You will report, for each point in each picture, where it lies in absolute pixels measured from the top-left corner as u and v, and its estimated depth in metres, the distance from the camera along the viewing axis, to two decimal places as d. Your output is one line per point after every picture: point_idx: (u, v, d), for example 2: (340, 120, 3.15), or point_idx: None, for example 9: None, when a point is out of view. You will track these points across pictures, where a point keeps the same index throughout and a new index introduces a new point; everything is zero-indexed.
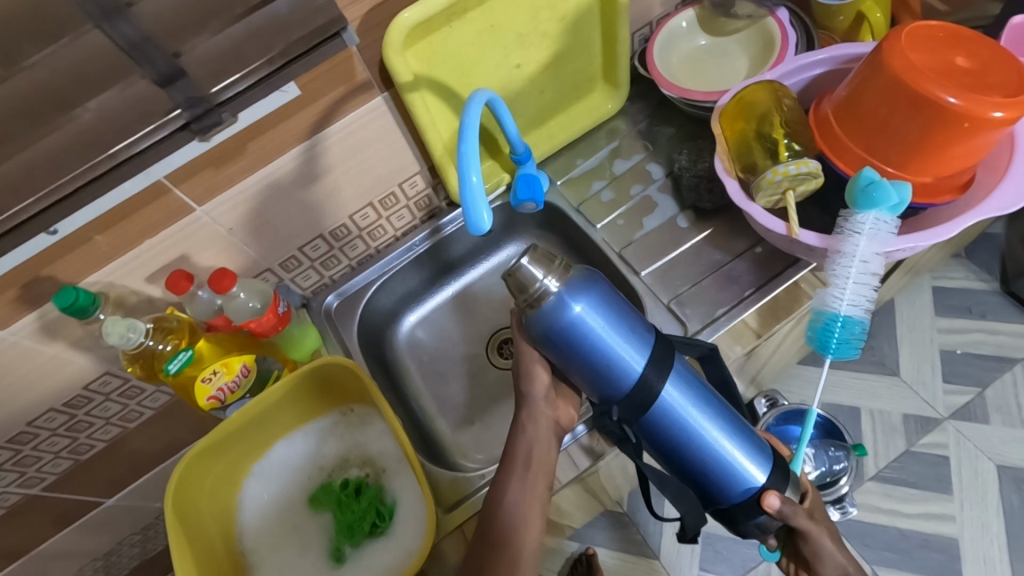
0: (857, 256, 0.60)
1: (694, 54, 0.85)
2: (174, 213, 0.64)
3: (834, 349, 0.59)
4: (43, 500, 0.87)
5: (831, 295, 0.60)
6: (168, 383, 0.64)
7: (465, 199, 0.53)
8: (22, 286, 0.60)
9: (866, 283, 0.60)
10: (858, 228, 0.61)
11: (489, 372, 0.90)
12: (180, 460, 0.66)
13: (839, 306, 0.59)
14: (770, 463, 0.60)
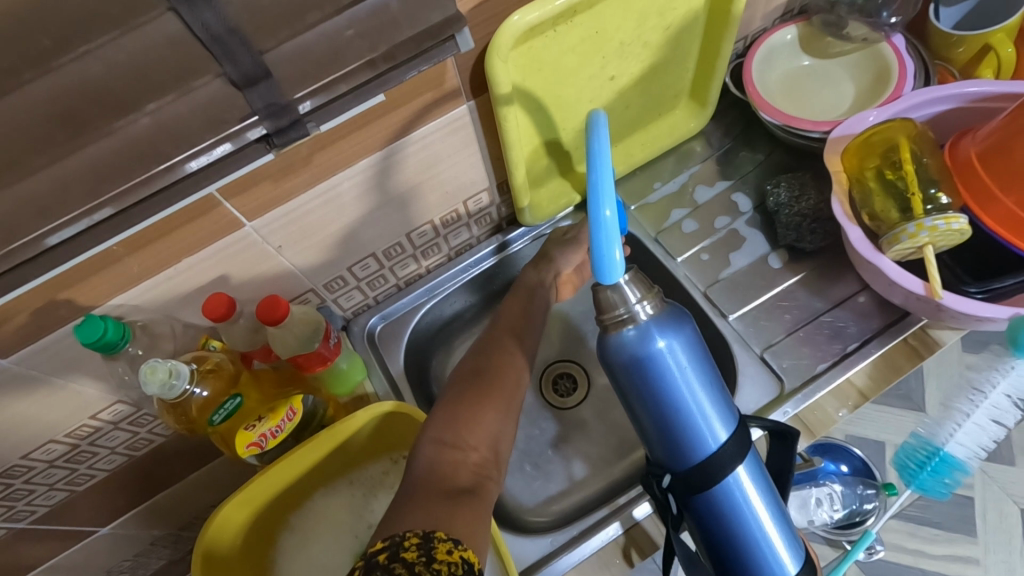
0: (980, 410, 0.74)
1: (794, 75, 0.77)
2: (222, 229, 0.54)
3: (919, 483, 0.80)
4: (29, 534, 0.76)
5: (944, 432, 0.78)
6: (211, 435, 0.55)
7: (596, 237, 0.44)
8: (34, 311, 0.49)
9: (987, 428, 0.75)
10: (1005, 370, 0.72)
11: (543, 410, 0.82)
12: (221, 503, 0.58)
13: (947, 443, 0.77)
14: (804, 559, 0.55)
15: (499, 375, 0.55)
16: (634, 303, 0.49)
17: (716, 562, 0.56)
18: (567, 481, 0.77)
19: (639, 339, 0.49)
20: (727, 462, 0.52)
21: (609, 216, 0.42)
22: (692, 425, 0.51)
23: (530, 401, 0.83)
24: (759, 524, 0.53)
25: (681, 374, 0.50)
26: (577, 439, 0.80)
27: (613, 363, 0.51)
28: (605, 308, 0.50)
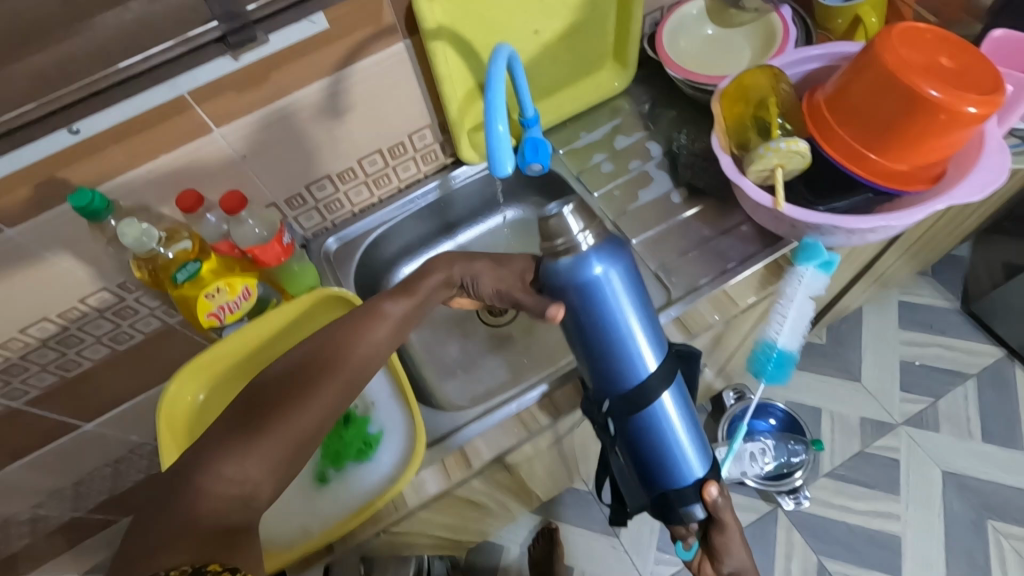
0: (797, 305, 0.73)
1: (702, 42, 0.90)
2: (194, 130, 0.66)
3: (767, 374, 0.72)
4: (22, 414, 0.88)
5: (772, 327, 0.73)
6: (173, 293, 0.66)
7: (492, 147, 0.61)
8: (36, 184, 0.61)
9: (800, 321, 0.73)
10: (798, 276, 0.74)
11: (477, 328, 0.94)
12: (179, 370, 0.68)
13: (777, 336, 0.72)
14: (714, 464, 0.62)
15: (355, 349, 0.52)
16: (578, 233, 0.55)
17: (638, 479, 0.63)
18: (491, 386, 0.88)
19: (573, 266, 0.55)
20: (650, 381, 0.58)
21: (500, 129, 0.61)
22: (624, 347, 0.57)
23: (467, 320, 0.95)
24: (677, 436, 0.59)
25: (616, 296, 0.56)
26: (504, 352, 0.92)
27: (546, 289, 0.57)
28: (550, 233, 0.55)
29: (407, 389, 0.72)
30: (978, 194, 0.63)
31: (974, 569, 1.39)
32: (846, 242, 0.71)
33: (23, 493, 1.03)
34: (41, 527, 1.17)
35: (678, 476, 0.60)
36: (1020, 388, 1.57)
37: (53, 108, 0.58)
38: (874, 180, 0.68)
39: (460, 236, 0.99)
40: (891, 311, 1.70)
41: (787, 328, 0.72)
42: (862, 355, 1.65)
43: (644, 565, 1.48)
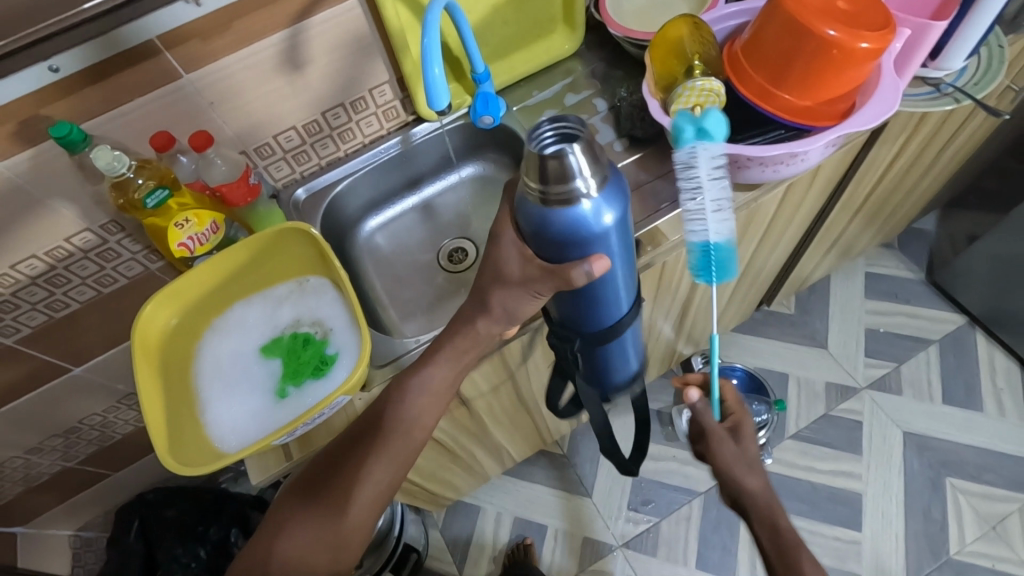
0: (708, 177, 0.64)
1: (643, 4, 0.96)
2: (164, 76, 0.73)
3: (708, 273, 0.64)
4: (14, 352, 0.95)
5: (695, 226, 0.65)
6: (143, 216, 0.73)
7: (429, 85, 0.68)
8: (21, 121, 0.68)
9: (722, 209, 0.64)
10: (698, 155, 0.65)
11: (438, 274, 1.01)
12: (151, 296, 0.74)
13: (700, 234, 0.64)
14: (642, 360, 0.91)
15: (399, 420, 0.68)
16: (578, 178, 0.57)
17: (592, 379, 0.88)
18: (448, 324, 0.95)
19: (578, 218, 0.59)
20: (623, 320, 0.76)
21: (437, 71, 0.67)
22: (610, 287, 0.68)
23: (429, 268, 1.02)
24: (628, 351, 0.83)
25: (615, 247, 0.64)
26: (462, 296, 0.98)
27: (538, 240, 0.61)
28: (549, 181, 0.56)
29: (359, 317, 0.77)
30: (872, 122, 0.71)
31: (930, 523, 1.45)
32: (763, 174, 0.79)
33: (17, 436, 1.10)
34: (35, 475, 1.24)
35: (620, 373, 0.90)
36: (981, 354, 1.63)
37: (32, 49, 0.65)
38: (783, 115, 0.75)
39: (424, 191, 1.07)
40: (858, 282, 1.76)
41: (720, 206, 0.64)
42: (829, 324, 1.71)
43: (614, 524, 1.53)
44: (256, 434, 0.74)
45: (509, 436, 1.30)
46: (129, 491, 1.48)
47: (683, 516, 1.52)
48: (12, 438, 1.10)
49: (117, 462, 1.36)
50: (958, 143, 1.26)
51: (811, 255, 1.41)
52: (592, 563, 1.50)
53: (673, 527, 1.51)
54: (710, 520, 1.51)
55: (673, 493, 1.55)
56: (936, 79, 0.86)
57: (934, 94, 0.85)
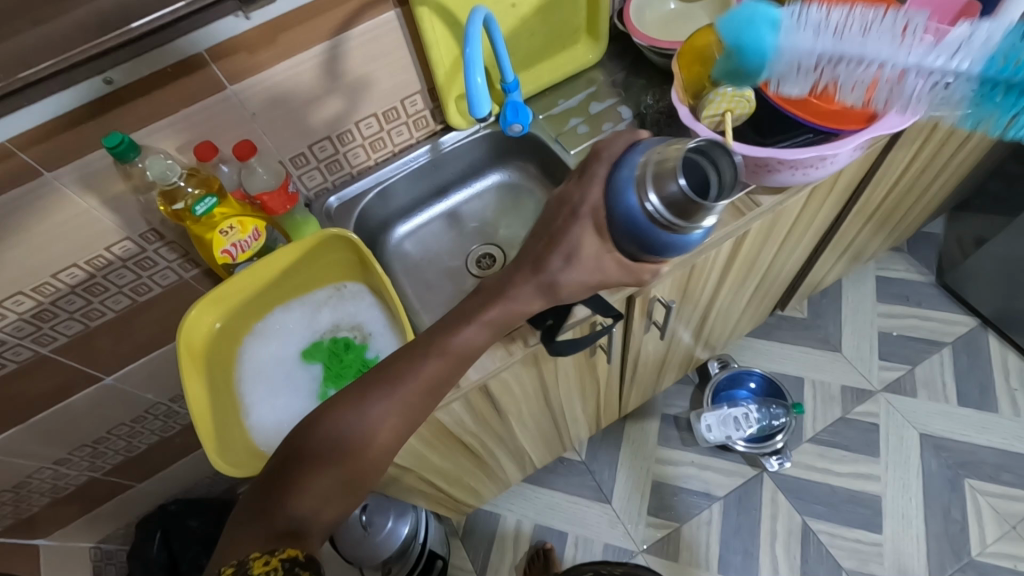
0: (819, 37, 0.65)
1: (665, 15, 0.99)
2: (210, 87, 0.75)
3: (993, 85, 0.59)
4: (49, 361, 0.95)
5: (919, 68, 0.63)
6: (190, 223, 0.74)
7: (471, 93, 0.70)
8: (73, 132, 0.70)
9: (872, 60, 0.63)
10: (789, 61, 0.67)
11: (467, 280, 1.02)
12: (196, 302, 0.76)
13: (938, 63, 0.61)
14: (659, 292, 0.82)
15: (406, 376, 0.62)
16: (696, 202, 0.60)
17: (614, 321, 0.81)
18: None
19: (672, 240, 0.64)
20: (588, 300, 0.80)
21: (479, 78, 0.70)
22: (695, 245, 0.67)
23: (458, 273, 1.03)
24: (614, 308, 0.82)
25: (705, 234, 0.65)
26: None
27: (634, 245, 0.65)
28: (666, 207, 0.61)
29: (399, 317, 0.79)
30: (901, 124, 0.73)
31: (950, 523, 1.46)
32: (792, 176, 0.81)
33: (47, 447, 1.11)
34: (61, 487, 1.24)
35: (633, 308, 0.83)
36: (993, 355, 1.65)
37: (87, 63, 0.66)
38: (810, 118, 0.77)
39: (451, 197, 1.09)
40: (869, 286, 1.78)
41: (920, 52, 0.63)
42: (842, 327, 1.73)
43: (635, 529, 1.53)
44: None
45: (532, 440, 1.31)
46: (151, 503, 1.48)
47: (705, 521, 1.53)
48: (42, 448, 1.10)
49: (141, 473, 1.36)
50: (969, 147, 1.29)
51: (826, 258, 1.43)
52: None
53: (693, 531, 1.52)
54: (731, 524, 1.51)
55: (692, 497, 1.55)
56: None
57: None
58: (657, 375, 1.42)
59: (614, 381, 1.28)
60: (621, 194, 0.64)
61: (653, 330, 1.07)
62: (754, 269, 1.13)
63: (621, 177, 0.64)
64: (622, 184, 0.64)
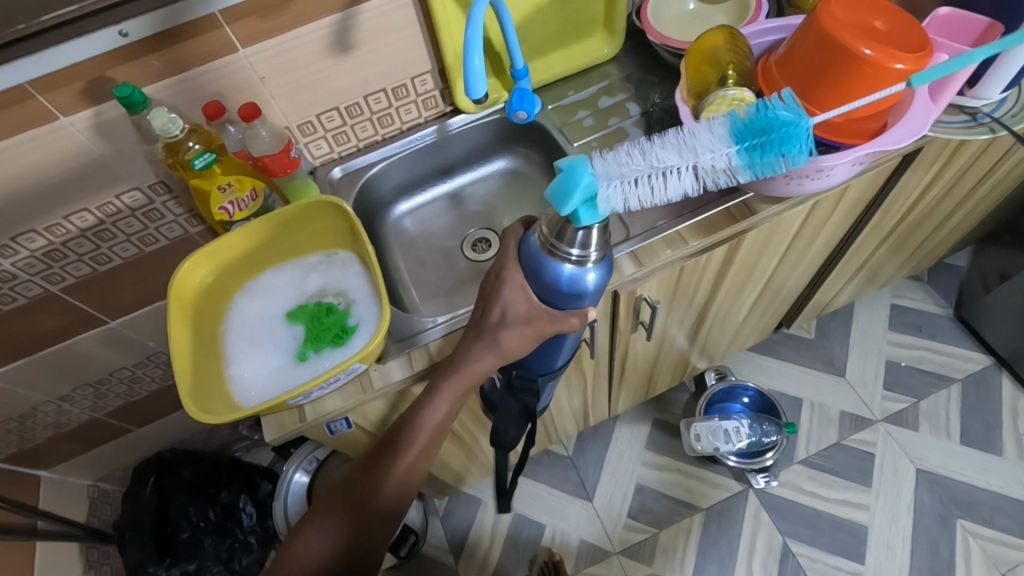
0: (627, 175, 0.62)
1: (684, 15, 0.99)
2: (222, 48, 0.78)
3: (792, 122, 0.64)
4: (57, 299, 1.00)
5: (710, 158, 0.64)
6: (190, 176, 0.77)
7: (467, 73, 0.71)
8: (89, 81, 0.74)
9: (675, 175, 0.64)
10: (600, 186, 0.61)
11: (460, 261, 1.04)
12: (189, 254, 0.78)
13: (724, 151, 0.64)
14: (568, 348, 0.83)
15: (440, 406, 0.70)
16: (580, 245, 0.64)
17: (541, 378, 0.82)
18: None
19: (578, 278, 0.66)
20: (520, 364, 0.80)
21: (477, 61, 0.71)
22: (588, 295, 0.68)
23: (453, 255, 1.05)
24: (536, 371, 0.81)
25: (590, 286, 0.67)
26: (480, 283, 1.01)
27: (533, 289, 0.68)
28: (561, 241, 0.64)
29: (382, 288, 0.81)
30: (901, 141, 0.72)
31: (936, 561, 1.42)
32: (786, 186, 0.80)
33: (52, 382, 1.16)
34: (63, 423, 1.30)
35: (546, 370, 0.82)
36: (1004, 396, 1.59)
37: (105, 15, 0.70)
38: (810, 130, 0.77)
39: (455, 179, 1.10)
40: (882, 312, 1.74)
41: (676, 141, 0.65)
42: (848, 351, 1.69)
43: (613, 530, 1.54)
44: (273, 390, 0.77)
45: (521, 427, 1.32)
46: (148, 450, 1.53)
47: (685, 530, 1.52)
48: (47, 382, 1.15)
49: (141, 418, 1.42)
50: (995, 177, 1.25)
51: (835, 279, 1.40)
52: (587, 566, 1.50)
53: (671, 538, 1.51)
54: (710, 536, 1.50)
55: (675, 505, 1.55)
56: (974, 107, 0.86)
57: (969, 123, 0.85)
58: (650, 377, 1.42)
59: (603, 379, 1.28)
60: (534, 261, 0.67)
61: (641, 330, 1.06)
62: (752, 279, 1.12)
63: (529, 245, 0.68)
64: (531, 253, 0.67)
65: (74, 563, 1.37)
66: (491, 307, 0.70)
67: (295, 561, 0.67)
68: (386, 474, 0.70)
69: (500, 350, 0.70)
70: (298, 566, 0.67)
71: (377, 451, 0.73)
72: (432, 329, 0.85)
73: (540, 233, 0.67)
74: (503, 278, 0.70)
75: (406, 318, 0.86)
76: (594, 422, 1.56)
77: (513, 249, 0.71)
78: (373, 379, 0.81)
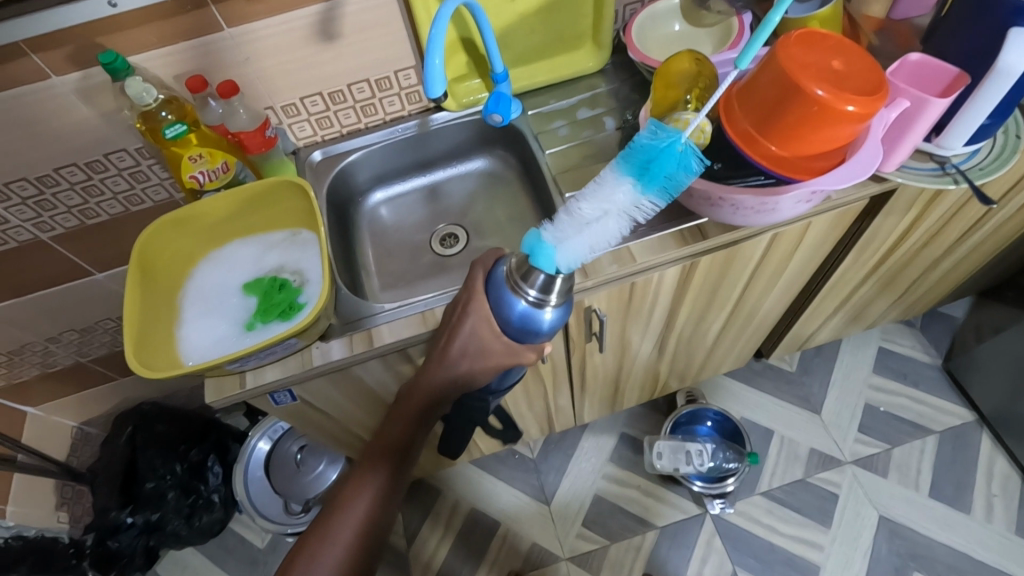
0: (576, 222, 0.62)
1: (670, 36, 1.00)
2: (208, 26, 0.82)
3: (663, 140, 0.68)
4: (45, 246, 1.06)
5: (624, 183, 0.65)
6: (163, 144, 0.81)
7: (427, 73, 0.74)
8: (79, 45, 0.79)
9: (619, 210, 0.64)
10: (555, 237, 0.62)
11: (427, 254, 1.07)
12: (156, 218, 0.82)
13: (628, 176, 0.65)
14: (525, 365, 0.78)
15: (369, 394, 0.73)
16: (541, 287, 0.64)
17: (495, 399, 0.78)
18: None
19: (533, 317, 0.66)
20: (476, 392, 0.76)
21: (437, 61, 0.73)
22: (546, 331, 0.67)
23: (421, 248, 1.08)
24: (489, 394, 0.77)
25: (547, 325, 0.66)
26: (440, 277, 1.03)
27: (493, 319, 0.68)
28: (525, 280, 0.64)
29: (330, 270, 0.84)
30: (847, 182, 0.73)
31: None
32: (734, 215, 0.82)
33: (40, 323, 1.22)
34: (50, 363, 1.36)
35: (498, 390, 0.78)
36: (981, 455, 1.55)
37: None
38: (762, 162, 0.76)
39: (434, 174, 1.13)
40: (868, 355, 1.71)
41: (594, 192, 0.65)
42: (827, 390, 1.67)
43: (564, 536, 1.55)
44: (216, 355, 0.81)
45: None
46: (131, 400, 1.60)
47: (636, 546, 1.52)
48: (34, 323, 1.22)
49: (125, 369, 1.48)
50: (986, 232, 1.22)
51: (812, 315, 1.39)
52: (534, 568, 1.52)
53: (621, 552, 1.51)
54: (660, 556, 1.50)
55: (629, 521, 1.55)
56: (944, 157, 0.87)
57: (937, 171, 0.86)
58: (615, 390, 1.43)
59: (563, 386, 1.29)
60: (498, 293, 0.66)
61: (595, 341, 1.07)
62: (716, 305, 1.12)
63: (496, 275, 0.68)
64: (496, 283, 0.67)
65: (48, 498, 1.46)
66: (453, 337, 0.71)
67: (344, 521, 0.71)
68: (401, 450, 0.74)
69: (455, 361, 0.72)
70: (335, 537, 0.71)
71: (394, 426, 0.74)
72: (378, 314, 0.88)
73: (508, 267, 0.67)
74: (470, 307, 0.70)
75: (355, 301, 0.90)
76: (559, 429, 1.57)
77: (481, 281, 0.70)
78: (313, 356, 0.84)
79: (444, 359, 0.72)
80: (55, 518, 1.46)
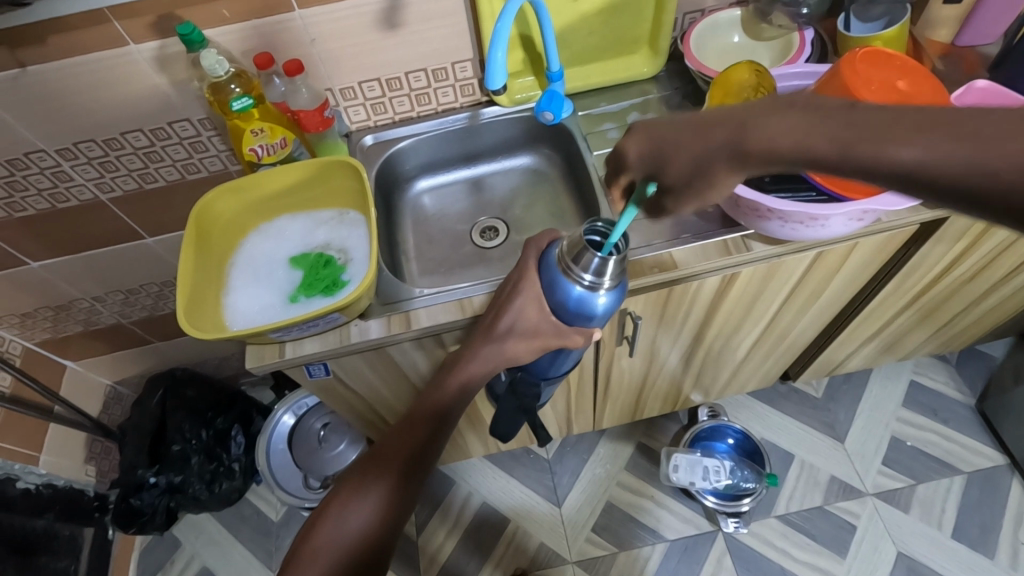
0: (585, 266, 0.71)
1: (728, 47, 1.00)
2: (280, 6, 0.85)
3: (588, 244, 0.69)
4: (103, 207, 1.10)
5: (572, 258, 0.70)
6: (229, 115, 0.84)
7: (489, 65, 0.76)
8: (160, 15, 0.83)
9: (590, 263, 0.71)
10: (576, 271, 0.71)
11: (466, 245, 1.08)
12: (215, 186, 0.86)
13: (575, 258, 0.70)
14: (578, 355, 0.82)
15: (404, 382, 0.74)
16: (595, 274, 0.69)
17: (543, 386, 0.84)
18: None
19: (586, 300, 0.70)
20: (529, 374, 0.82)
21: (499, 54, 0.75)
22: (595, 314, 0.72)
23: (462, 238, 1.09)
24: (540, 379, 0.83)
25: (599, 308, 0.71)
26: (478, 268, 1.05)
27: (547, 299, 0.73)
28: (577, 264, 0.69)
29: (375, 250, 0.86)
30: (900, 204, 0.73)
31: None
32: (778, 229, 0.82)
33: (89, 280, 1.27)
34: (93, 321, 1.40)
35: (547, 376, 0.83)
36: (1011, 499, 1.50)
37: None
38: (816, 177, 0.77)
39: (480, 167, 1.15)
40: (899, 387, 1.67)
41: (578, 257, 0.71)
42: (853, 419, 1.64)
43: (573, 539, 1.55)
44: (259, 323, 0.83)
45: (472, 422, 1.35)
46: (164, 365, 1.64)
47: (645, 556, 1.51)
48: (83, 280, 1.26)
49: (162, 334, 1.53)
50: None
51: (846, 340, 1.36)
52: (542, 568, 1.52)
53: (630, 561, 1.50)
54: (668, 569, 1.49)
55: (640, 530, 1.54)
56: None
57: None
58: (639, 398, 1.42)
59: (587, 389, 1.29)
60: (551, 276, 0.71)
61: (626, 345, 1.07)
62: (750, 319, 1.11)
63: (549, 257, 0.72)
64: (549, 266, 0.72)
65: (79, 452, 1.49)
66: (501, 314, 0.75)
67: (337, 532, 0.66)
68: (417, 444, 0.72)
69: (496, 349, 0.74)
70: (340, 532, 0.66)
71: (414, 418, 0.73)
72: (417, 298, 0.89)
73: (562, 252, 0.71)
74: (519, 288, 0.74)
75: (396, 283, 0.91)
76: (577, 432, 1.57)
77: (533, 262, 0.75)
78: (352, 332, 0.86)
79: (490, 335, 0.75)
80: (84, 470, 1.51)
